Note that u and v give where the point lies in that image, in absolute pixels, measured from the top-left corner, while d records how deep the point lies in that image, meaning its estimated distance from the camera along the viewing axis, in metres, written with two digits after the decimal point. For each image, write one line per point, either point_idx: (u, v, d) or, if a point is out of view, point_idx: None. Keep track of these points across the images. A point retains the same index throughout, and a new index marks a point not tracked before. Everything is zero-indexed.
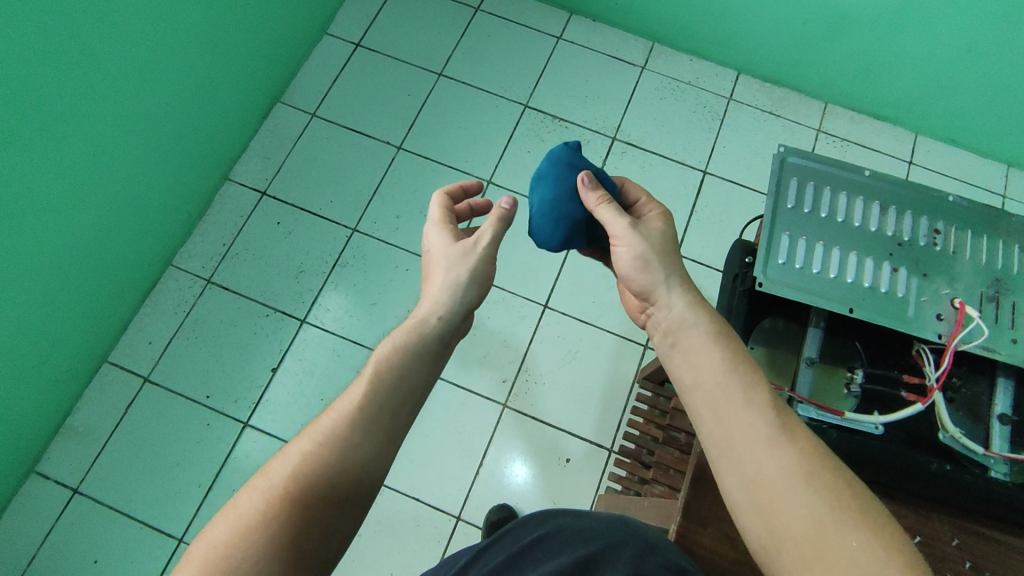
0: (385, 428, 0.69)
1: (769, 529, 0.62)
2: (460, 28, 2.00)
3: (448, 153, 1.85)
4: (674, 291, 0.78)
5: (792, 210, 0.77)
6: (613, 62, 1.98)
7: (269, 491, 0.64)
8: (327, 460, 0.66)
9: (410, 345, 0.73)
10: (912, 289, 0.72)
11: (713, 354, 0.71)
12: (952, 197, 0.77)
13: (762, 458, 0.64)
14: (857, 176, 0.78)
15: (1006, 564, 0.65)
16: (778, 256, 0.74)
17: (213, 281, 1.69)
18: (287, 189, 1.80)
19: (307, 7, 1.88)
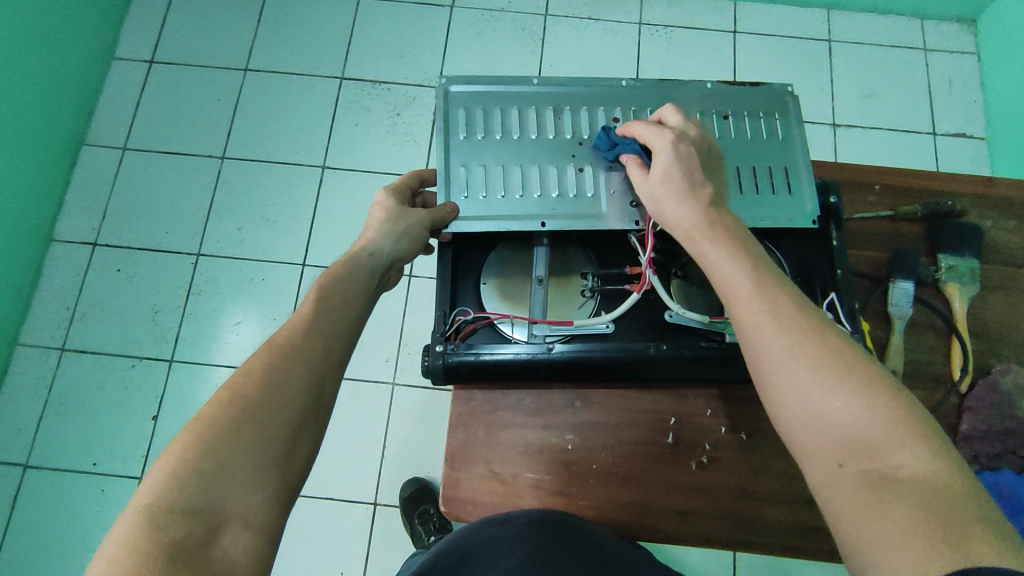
0: (302, 382, 0.51)
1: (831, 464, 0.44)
2: (255, 16, 1.87)
3: (274, 150, 1.76)
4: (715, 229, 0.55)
5: (461, 142, 0.66)
6: (420, 9, 1.87)
7: (176, 454, 0.44)
8: (248, 405, 0.48)
9: (337, 282, 0.60)
10: (605, 184, 0.66)
11: (748, 269, 0.51)
12: (625, 81, 0.69)
13: (793, 364, 0.46)
14: (523, 85, 0.69)
15: (757, 414, 0.69)
16: (458, 189, 0.66)
17: (68, 347, 1.61)
18: (118, 233, 1.70)
19: (82, 36, 1.73)
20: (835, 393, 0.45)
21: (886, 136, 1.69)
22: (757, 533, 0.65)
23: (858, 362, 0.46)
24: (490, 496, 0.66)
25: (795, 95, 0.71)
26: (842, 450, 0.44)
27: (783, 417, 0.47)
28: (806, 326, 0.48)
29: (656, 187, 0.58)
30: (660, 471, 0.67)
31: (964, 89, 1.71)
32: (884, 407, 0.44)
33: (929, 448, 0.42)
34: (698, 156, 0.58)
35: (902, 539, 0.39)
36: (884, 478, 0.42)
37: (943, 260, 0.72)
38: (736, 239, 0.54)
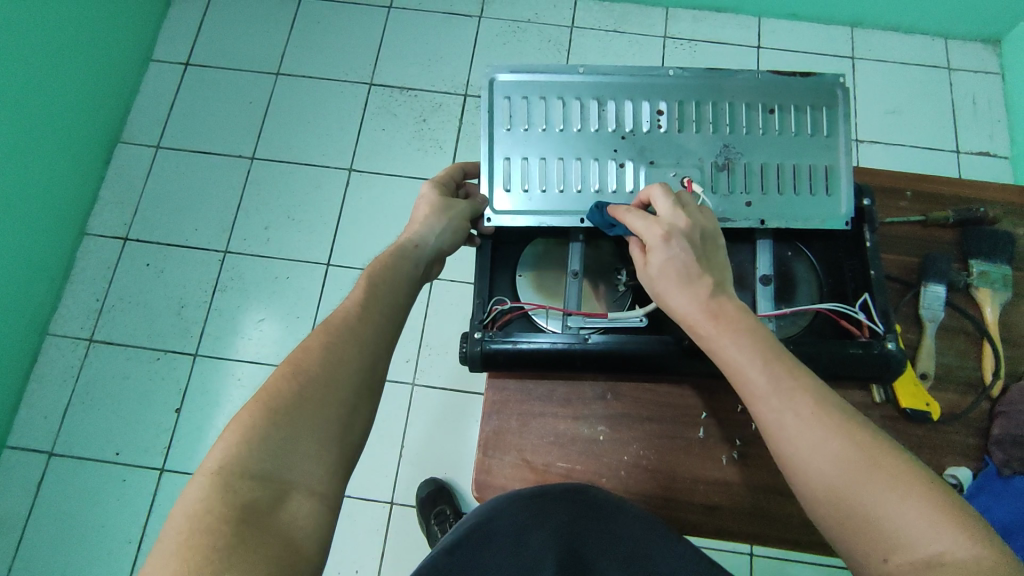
0: (357, 366, 0.54)
1: (871, 551, 0.44)
2: (287, 22, 1.92)
3: (302, 152, 1.80)
4: (703, 315, 0.55)
5: (504, 134, 0.67)
6: (448, 19, 1.90)
7: (246, 420, 0.48)
8: (310, 382, 0.51)
9: (386, 267, 0.63)
10: (644, 179, 0.67)
11: (748, 362, 0.51)
12: (671, 71, 0.67)
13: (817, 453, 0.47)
14: (567, 75, 0.67)
15: None
16: (501, 183, 0.67)
17: (96, 338, 1.64)
18: (148, 228, 1.74)
19: (123, 36, 1.78)
20: (870, 490, 0.45)
21: (908, 152, 1.70)
22: (785, 530, 0.65)
23: (880, 448, 0.46)
24: (520, 484, 0.67)
25: (845, 88, 0.69)
26: (880, 543, 0.44)
27: (817, 507, 0.47)
28: (827, 417, 0.48)
29: (654, 283, 0.58)
30: (689, 465, 0.67)
31: (989, 109, 1.72)
32: (911, 492, 0.44)
33: (968, 534, 0.42)
34: (692, 251, 0.57)
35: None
36: (930, 567, 0.41)
37: (975, 265, 0.72)
38: (756, 332, 0.53)
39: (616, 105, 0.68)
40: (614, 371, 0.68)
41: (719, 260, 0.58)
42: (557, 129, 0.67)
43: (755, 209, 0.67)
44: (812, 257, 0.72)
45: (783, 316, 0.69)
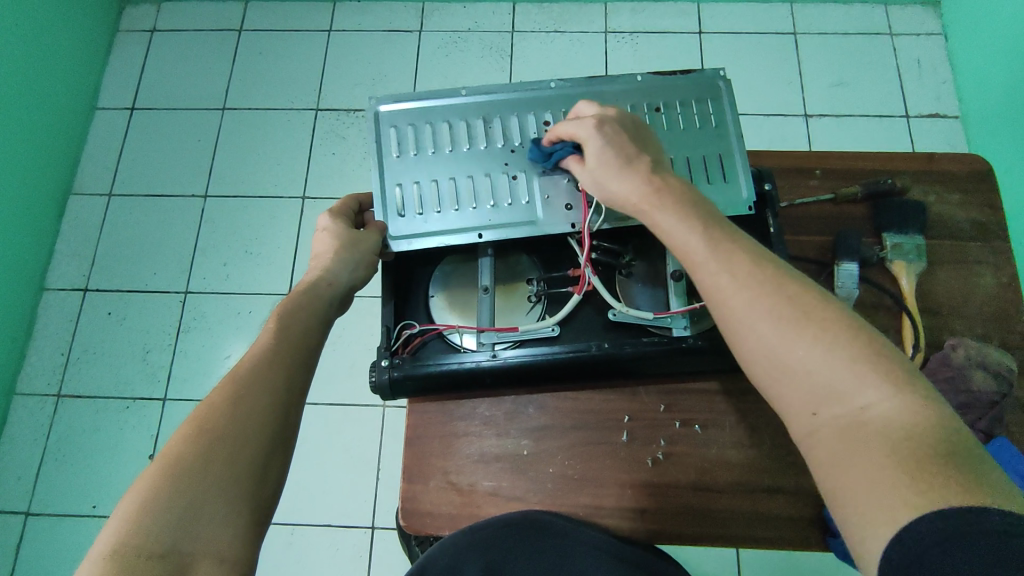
0: (271, 416, 0.48)
1: (807, 405, 0.45)
2: (230, 58, 1.91)
3: (256, 184, 1.79)
4: (653, 198, 0.56)
5: (394, 160, 0.68)
6: (389, 36, 1.89)
7: (142, 495, 0.42)
8: (215, 443, 0.45)
9: (296, 304, 0.57)
10: (539, 188, 0.67)
11: (688, 234, 0.53)
12: (553, 84, 0.70)
13: (753, 309, 0.48)
14: (452, 98, 0.70)
15: (713, 408, 0.68)
16: (396, 207, 0.66)
17: (63, 393, 1.63)
18: (107, 278, 1.73)
19: (66, 87, 1.78)
20: (803, 347, 0.46)
21: (861, 122, 1.67)
22: (716, 526, 0.65)
23: (816, 306, 0.47)
24: (447, 507, 0.66)
25: (727, 79, 0.71)
26: (815, 399, 0.45)
27: (755, 366, 0.49)
28: (764, 276, 0.49)
29: (597, 176, 0.59)
30: (615, 469, 0.66)
31: (934, 70, 1.70)
32: (843, 348, 0.45)
33: (892, 386, 0.43)
34: (626, 133, 0.60)
35: (868, 477, 0.41)
36: (856, 423, 0.43)
37: (887, 239, 0.72)
38: (693, 203, 0.55)
39: (505, 120, 0.69)
40: (534, 381, 0.68)
41: (651, 142, 0.61)
42: (447, 149, 0.68)
43: None
44: None
45: (697, 311, 0.67)
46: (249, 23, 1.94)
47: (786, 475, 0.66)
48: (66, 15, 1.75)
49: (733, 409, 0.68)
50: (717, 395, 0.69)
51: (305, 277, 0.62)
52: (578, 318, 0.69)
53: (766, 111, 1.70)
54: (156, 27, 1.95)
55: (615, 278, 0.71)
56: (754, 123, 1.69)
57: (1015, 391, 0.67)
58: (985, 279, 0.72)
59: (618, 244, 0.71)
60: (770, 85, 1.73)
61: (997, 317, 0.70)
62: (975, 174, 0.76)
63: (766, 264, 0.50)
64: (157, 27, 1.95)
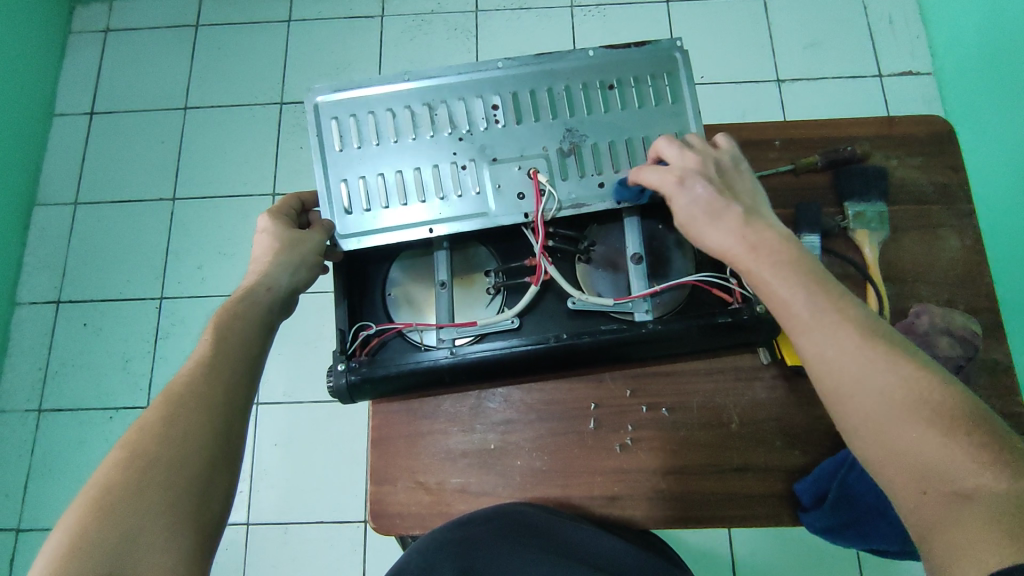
0: (208, 432, 0.47)
1: (912, 479, 0.40)
2: (187, 51, 1.72)
3: (220, 183, 1.61)
4: (753, 247, 0.50)
5: (338, 154, 0.65)
6: (350, 23, 1.71)
7: (75, 527, 0.40)
8: (148, 467, 0.44)
9: (231, 314, 0.56)
10: (489, 176, 0.65)
11: (788, 294, 0.47)
12: (501, 65, 0.67)
13: (858, 376, 0.43)
14: (395, 85, 0.67)
15: (678, 390, 0.68)
16: (343, 204, 0.65)
17: (45, 408, 1.48)
18: (81, 286, 1.56)
19: (24, 75, 1.59)
20: (911, 425, 0.41)
21: (831, 86, 1.56)
22: (687, 508, 0.64)
23: (927, 381, 0.42)
24: (416, 506, 0.65)
25: (683, 50, 0.68)
26: (920, 475, 0.40)
27: (855, 440, 0.43)
28: (876, 347, 0.43)
29: (686, 228, 0.55)
30: (584, 458, 0.66)
31: (907, 26, 1.58)
32: (960, 432, 0.40)
33: (1009, 467, 0.38)
34: (714, 182, 0.55)
35: (977, 556, 0.36)
36: (964, 503, 0.38)
37: (850, 208, 0.71)
38: (791, 256, 0.49)
39: (451, 107, 0.67)
40: (499, 376, 0.66)
41: (743, 184, 0.56)
42: (392, 141, 0.66)
43: (608, 188, 0.65)
44: None
45: (659, 293, 0.66)
46: (205, 18, 1.74)
47: (755, 452, 0.65)
48: (15, 15, 1.55)
49: (699, 390, 0.67)
50: (682, 377, 0.68)
51: (243, 284, 0.60)
52: (538, 310, 0.67)
53: (744, 78, 1.58)
54: (110, 27, 1.75)
55: (576, 265, 0.69)
56: (751, 90, 1.57)
57: (982, 354, 0.66)
58: (949, 243, 0.71)
59: (576, 230, 0.69)
60: (744, 52, 1.60)
61: (963, 281, 0.69)
62: (937, 136, 0.75)
63: (882, 333, 0.44)
64: (111, 27, 1.75)
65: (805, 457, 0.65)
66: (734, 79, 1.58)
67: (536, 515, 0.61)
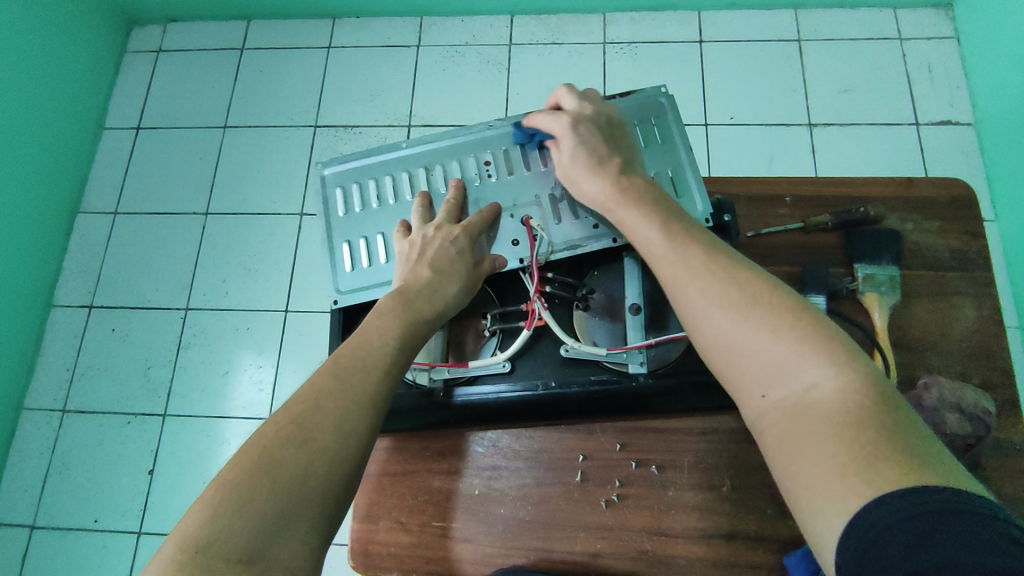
0: (296, 520, 0.42)
1: (760, 390, 0.46)
2: (231, 73, 1.79)
3: (251, 200, 1.66)
4: (618, 190, 0.59)
5: (342, 219, 0.68)
6: (387, 52, 1.75)
7: (217, 509, 0.41)
8: (223, 555, 0.40)
9: (349, 365, 0.52)
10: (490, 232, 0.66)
11: (650, 227, 0.56)
12: (491, 125, 0.69)
13: (701, 296, 0.50)
14: (392, 150, 0.70)
15: (669, 447, 0.66)
16: (345, 264, 0.66)
17: (69, 409, 1.52)
18: (113, 293, 1.61)
19: (78, 89, 1.68)
20: (753, 332, 0.47)
21: (867, 131, 1.51)
22: (672, 573, 0.62)
23: (762, 292, 0.49)
24: (396, 548, 0.65)
25: (669, 96, 0.69)
26: (761, 382, 0.46)
27: (710, 354, 0.50)
28: (717, 267, 0.51)
29: (567, 178, 0.63)
30: (568, 511, 0.64)
31: (948, 74, 1.53)
32: (786, 331, 0.46)
33: (839, 365, 0.44)
34: (598, 132, 0.63)
35: (816, 465, 0.41)
36: (803, 403, 0.44)
37: (859, 269, 0.69)
38: (653, 199, 0.58)
39: (446, 166, 0.69)
40: (489, 419, 0.67)
41: (623, 139, 0.64)
42: (393, 202, 0.68)
43: (603, 230, 0.65)
44: None
45: (655, 345, 0.65)
46: (250, 42, 1.81)
47: (745, 519, 0.63)
48: (75, 34, 1.64)
49: (691, 449, 0.66)
50: (675, 435, 0.66)
51: (404, 275, 0.61)
52: (530, 355, 0.66)
53: (777, 120, 1.55)
54: (162, 48, 1.83)
55: (573, 311, 0.68)
56: (781, 134, 1.54)
57: (996, 433, 0.63)
58: (965, 312, 0.68)
59: (576, 277, 0.69)
60: (776, 94, 1.57)
61: (979, 353, 0.66)
62: (956, 200, 0.72)
63: (720, 253, 0.52)
64: (163, 47, 1.83)
65: (798, 528, 0.62)
66: (766, 121, 1.55)
67: None
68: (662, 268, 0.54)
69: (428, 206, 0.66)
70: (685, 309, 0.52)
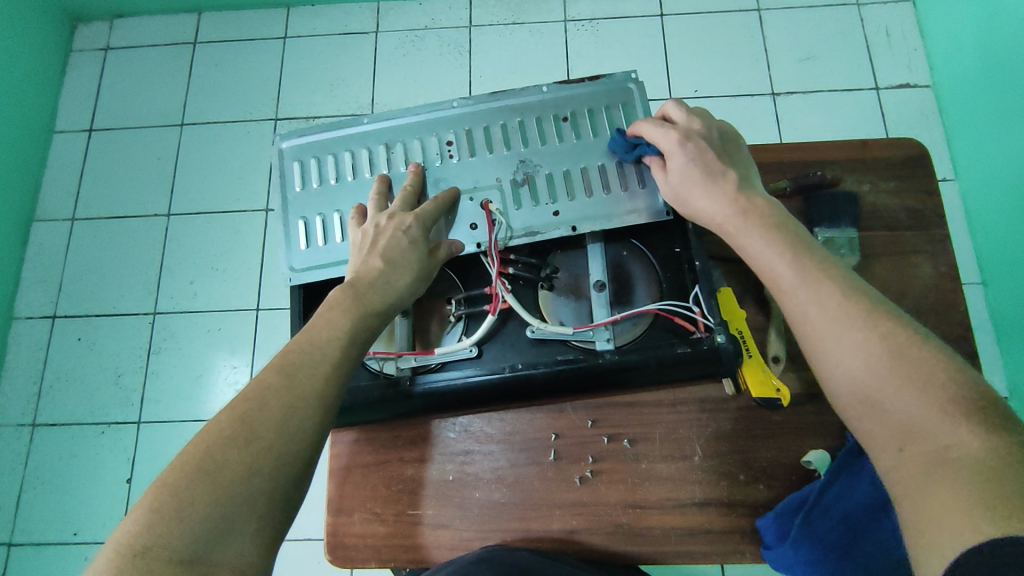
0: (241, 520, 0.42)
1: (900, 445, 0.44)
2: (184, 69, 1.73)
3: (214, 198, 1.62)
4: (740, 211, 0.57)
5: (298, 193, 0.67)
6: (345, 39, 1.71)
7: (153, 519, 0.40)
8: (163, 559, 0.39)
9: (297, 360, 0.50)
10: (453, 217, 0.65)
11: (776, 257, 0.54)
12: (456, 103, 0.68)
13: (837, 338, 0.48)
14: (353, 125, 0.69)
15: (640, 420, 0.66)
16: (300, 240, 0.65)
17: (39, 422, 1.48)
18: (76, 301, 1.57)
19: (24, 92, 1.61)
20: (890, 384, 0.45)
21: (828, 97, 1.52)
22: (648, 543, 0.62)
23: (909, 343, 0.46)
24: (374, 538, 0.64)
25: (638, 82, 0.69)
26: (901, 434, 0.44)
27: (841, 398, 0.48)
28: (855, 312, 0.49)
29: (679, 190, 0.61)
30: (544, 490, 0.65)
31: (905, 37, 1.54)
32: (935, 388, 0.44)
33: (986, 428, 0.41)
34: (711, 147, 0.61)
35: (945, 516, 0.38)
36: (939, 460, 0.41)
37: (818, 233, 0.69)
38: (777, 227, 0.55)
39: (408, 145, 0.68)
40: (457, 406, 0.66)
41: (738, 155, 0.63)
42: (350, 177, 0.67)
43: (564, 216, 0.64)
44: (649, 253, 0.68)
45: (620, 321, 0.65)
46: (203, 35, 1.75)
47: (718, 486, 0.64)
48: (17, 34, 1.57)
49: (662, 421, 0.66)
50: (646, 407, 0.67)
51: (357, 264, 0.60)
52: (497, 338, 0.66)
53: (741, 90, 1.55)
54: (110, 45, 1.76)
55: (538, 292, 0.68)
56: (745, 104, 1.54)
57: None
58: (922, 269, 0.69)
59: (539, 257, 0.68)
60: (739, 64, 1.57)
61: (937, 308, 0.68)
62: (910, 160, 0.73)
63: (854, 295, 0.50)
64: (111, 45, 1.76)
65: (769, 491, 0.63)
66: (730, 92, 1.55)
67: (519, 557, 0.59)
68: (789, 298, 0.52)
69: (385, 191, 0.65)
70: (817, 350, 0.50)
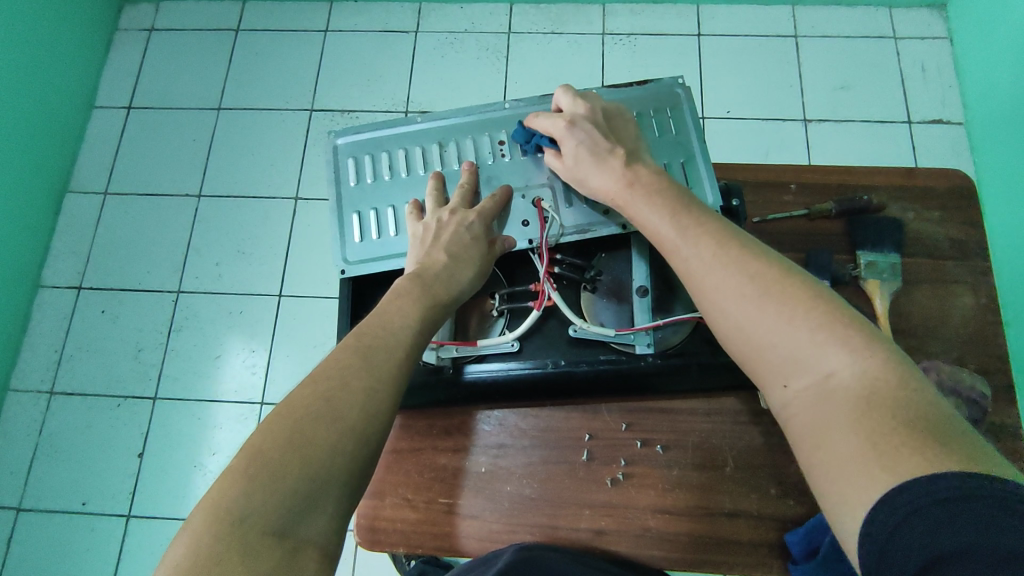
0: (325, 495, 0.43)
1: (784, 383, 0.46)
2: (225, 55, 1.76)
3: (245, 183, 1.64)
4: (629, 184, 0.59)
5: (352, 189, 0.68)
6: (385, 37, 1.74)
7: (246, 488, 0.41)
8: (257, 528, 0.40)
9: (372, 344, 0.52)
10: (507, 217, 0.66)
11: (661, 219, 0.56)
12: (507, 104, 0.69)
13: (717, 288, 0.50)
14: (406, 125, 0.70)
15: (674, 427, 0.67)
16: (354, 235, 0.66)
17: (57, 391, 1.50)
18: (103, 275, 1.59)
19: (70, 67, 1.64)
20: (764, 320, 0.47)
21: (860, 128, 1.53)
22: (674, 550, 0.63)
23: (777, 281, 0.49)
24: (403, 524, 0.65)
25: (685, 87, 0.70)
26: (781, 372, 0.46)
27: (730, 344, 0.50)
28: (731, 258, 0.51)
29: (572, 171, 0.63)
30: (573, 489, 0.65)
31: (941, 72, 1.55)
32: (802, 319, 0.46)
33: (857, 352, 0.43)
34: (598, 129, 0.62)
35: (842, 456, 0.41)
36: (823, 392, 0.44)
37: (862, 256, 0.70)
38: (659, 190, 0.57)
39: (459, 143, 0.69)
40: (495, 396, 0.67)
41: (626, 132, 0.63)
42: (403, 175, 0.68)
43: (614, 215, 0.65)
44: None
45: (662, 327, 0.65)
46: (246, 24, 1.78)
47: (747, 498, 0.64)
48: (66, 9, 1.60)
49: (696, 430, 0.67)
50: (680, 415, 0.67)
51: (417, 258, 0.61)
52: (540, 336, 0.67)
53: (775, 115, 1.56)
54: (155, 27, 1.80)
55: (580, 293, 0.68)
56: (778, 129, 1.55)
57: (991, 417, 0.65)
58: (963, 299, 0.69)
59: (584, 258, 0.69)
60: (774, 89, 1.58)
61: (975, 339, 0.68)
62: (956, 190, 0.74)
63: (729, 243, 0.52)
64: (155, 27, 1.80)
65: (799, 507, 0.63)
66: (763, 116, 1.56)
67: (555, 555, 0.59)
68: (679, 261, 0.54)
69: (441, 188, 0.66)
70: (704, 302, 0.51)
